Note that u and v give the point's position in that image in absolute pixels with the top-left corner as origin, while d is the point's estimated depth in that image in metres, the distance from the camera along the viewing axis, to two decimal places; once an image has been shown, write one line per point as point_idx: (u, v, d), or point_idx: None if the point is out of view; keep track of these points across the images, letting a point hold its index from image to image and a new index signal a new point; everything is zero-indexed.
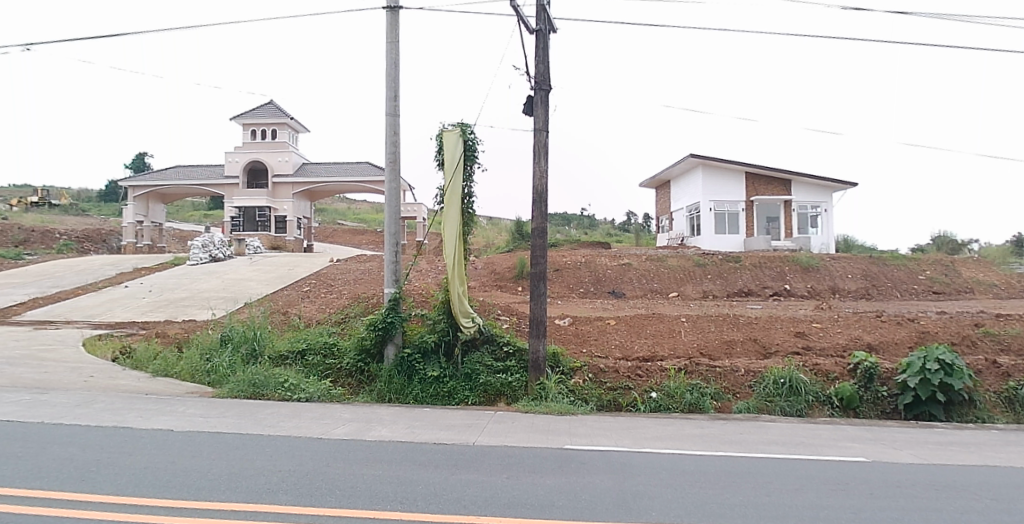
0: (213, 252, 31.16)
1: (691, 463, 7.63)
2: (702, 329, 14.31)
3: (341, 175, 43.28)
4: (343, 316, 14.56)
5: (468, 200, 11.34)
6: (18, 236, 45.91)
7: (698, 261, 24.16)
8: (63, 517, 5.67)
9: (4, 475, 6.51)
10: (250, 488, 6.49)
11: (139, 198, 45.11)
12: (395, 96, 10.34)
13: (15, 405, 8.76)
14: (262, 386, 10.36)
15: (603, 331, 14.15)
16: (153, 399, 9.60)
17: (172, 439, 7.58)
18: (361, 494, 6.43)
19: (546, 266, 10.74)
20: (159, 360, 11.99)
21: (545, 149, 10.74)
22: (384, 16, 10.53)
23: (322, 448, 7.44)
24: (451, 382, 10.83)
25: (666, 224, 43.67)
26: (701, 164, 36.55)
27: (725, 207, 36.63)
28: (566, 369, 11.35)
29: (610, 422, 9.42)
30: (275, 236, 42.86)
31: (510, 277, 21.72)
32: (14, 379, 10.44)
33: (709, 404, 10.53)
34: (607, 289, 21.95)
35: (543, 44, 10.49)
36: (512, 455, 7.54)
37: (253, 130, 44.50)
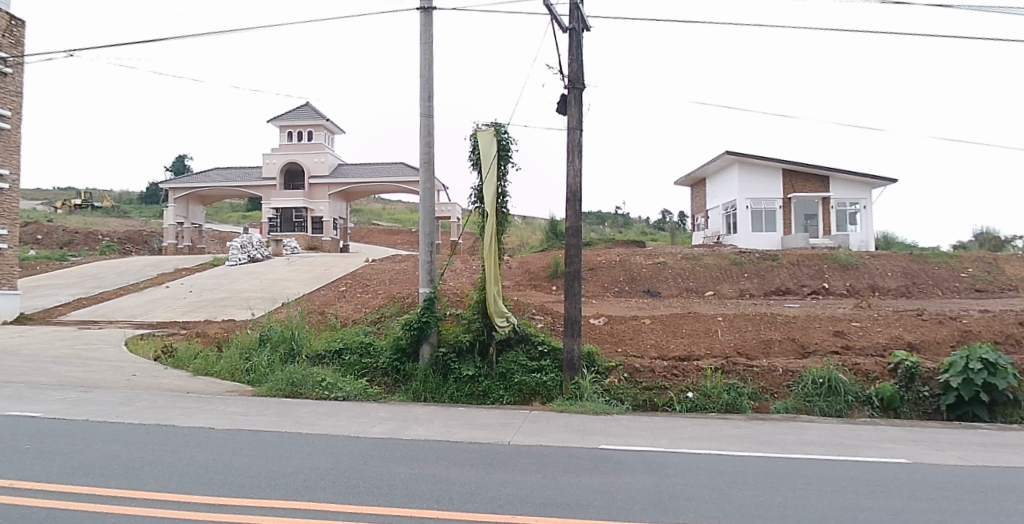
0: (252, 253, 31.72)
1: (728, 463, 7.55)
2: (740, 328, 14.17)
3: (374, 176, 43.53)
4: (379, 315, 14.66)
5: (502, 199, 11.33)
6: (61, 238, 47.31)
7: (735, 260, 23.90)
8: (109, 512, 5.81)
9: (53, 472, 6.69)
10: (288, 485, 6.58)
11: (180, 200, 45.84)
12: (428, 96, 10.33)
13: (62, 402, 8.99)
14: (300, 384, 10.48)
15: (639, 330, 14.06)
16: (194, 397, 9.75)
17: (213, 436, 7.71)
18: (398, 493, 6.47)
19: (582, 265, 10.69)
20: (200, 359, 12.18)
21: (579, 148, 10.70)
22: (418, 17, 10.57)
23: (358, 447, 7.50)
24: (486, 382, 10.86)
25: (701, 222, 43.27)
26: (738, 162, 36.36)
27: (762, 205, 36.26)
28: (602, 368, 11.25)
29: (646, 421, 9.34)
30: (313, 237, 43.33)
31: (545, 277, 21.70)
32: (62, 378, 10.69)
33: (747, 404, 10.39)
34: (642, 288, 21.81)
35: (576, 43, 10.44)
36: (547, 455, 7.52)
37: (289, 132, 45.04)
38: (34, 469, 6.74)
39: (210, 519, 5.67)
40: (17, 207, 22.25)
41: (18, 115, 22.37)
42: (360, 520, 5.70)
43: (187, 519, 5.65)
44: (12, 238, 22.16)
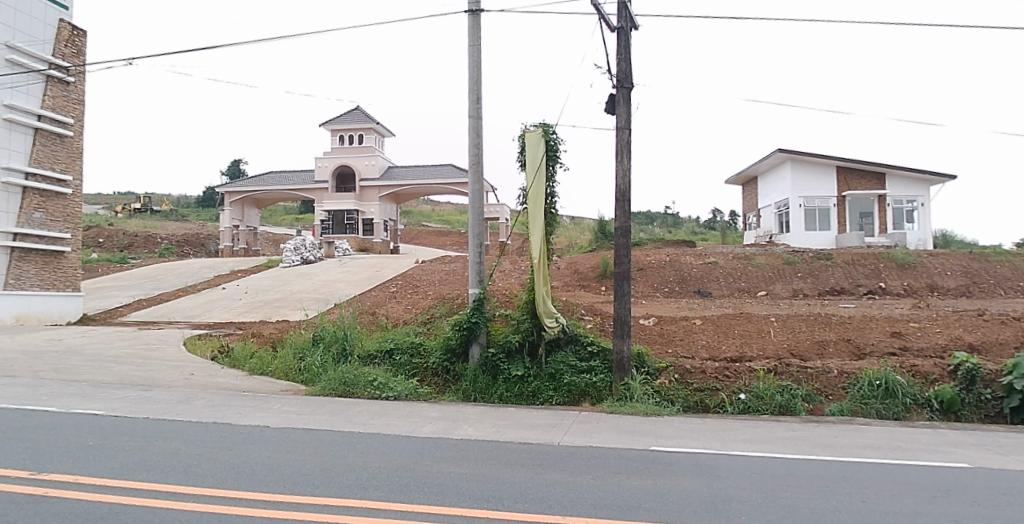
0: (306, 255, 32.33)
1: (781, 466, 7.43)
2: (793, 329, 13.92)
3: (423, 178, 44.00)
4: (428, 316, 14.80)
5: (551, 199, 11.32)
6: (122, 241, 49.14)
7: (788, 259, 23.51)
8: (170, 508, 5.98)
9: (115, 469, 6.90)
10: (342, 483, 6.68)
11: (236, 204, 46.86)
12: (476, 98, 10.38)
13: (124, 401, 9.27)
14: (352, 383, 10.64)
15: (690, 330, 13.93)
16: (249, 396, 9.96)
17: (268, 435, 7.86)
18: (450, 492, 6.52)
19: (631, 265, 10.61)
20: (256, 359, 12.46)
21: (627, 148, 10.63)
22: (467, 20, 10.62)
23: (410, 446, 7.57)
24: (536, 382, 10.86)
25: (753, 221, 42.64)
26: (790, 159, 35.74)
27: (815, 203, 35.64)
28: (652, 369, 11.15)
29: (697, 423, 9.24)
30: (363, 238, 43.97)
31: (594, 277, 21.65)
32: (124, 377, 11.02)
33: (801, 406, 10.18)
34: (693, 289, 21.60)
35: (624, 42, 10.38)
36: (597, 456, 7.50)
37: (341, 136, 45.90)
38: (99, 465, 6.98)
39: (266, 516, 5.78)
40: (80, 211, 23.11)
41: (80, 122, 23.20)
42: (412, 519, 5.75)
43: (245, 516, 5.77)
44: (76, 241, 23.03)
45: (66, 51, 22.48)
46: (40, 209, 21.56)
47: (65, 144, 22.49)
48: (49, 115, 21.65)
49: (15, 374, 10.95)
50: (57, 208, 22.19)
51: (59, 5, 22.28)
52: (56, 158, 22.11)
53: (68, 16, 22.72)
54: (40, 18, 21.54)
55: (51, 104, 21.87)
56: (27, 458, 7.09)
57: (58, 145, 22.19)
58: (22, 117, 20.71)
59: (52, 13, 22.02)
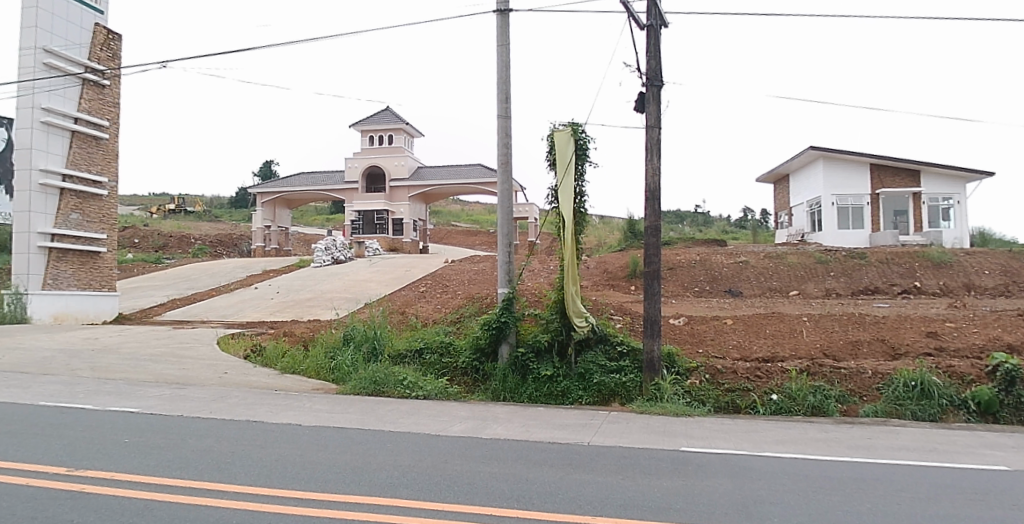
0: (336, 255, 32.58)
1: (814, 468, 7.33)
2: (826, 329, 13.74)
3: (451, 178, 44.16)
4: (457, 315, 14.84)
5: (580, 198, 11.27)
6: (156, 241, 50.11)
7: (820, 258, 23.22)
8: (205, 504, 6.06)
9: (151, 465, 7.03)
10: (373, 481, 6.73)
11: (268, 204, 47.37)
12: (505, 98, 10.37)
13: (158, 399, 9.42)
14: (382, 383, 10.72)
15: (721, 330, 13.81)
16: (280, 395, 10.08)
17: (299, 433, 7.93)
18: (480, 492, 6.53)
19: (661, 264, 10.53)
20: (288, 358, 12.62)
21: (657, 147, 10.55)
22: (495, 19, 10.62)
23: (440, 445, 7.61)
24: (565, 382, 10.83)
25: (784, 220, 42.18)
26: (823, 157, 35.32)
27: (848, 201, 35.22)
28: (683, 370, 11.07)
29: (728, 423, 9.16)
30: (393, 238, 44.16)
31: (623, 277, 21.59)
32: (159, 375, 11.21)
33: (834, 407, 10.04)
34: (724, 288, 21.43)
35: (654, 39, 10.33)
36: (627, 456, 7.47)
37: (370, 137, 46.31)
38: (135, 462, 7.10)
39: (298, 514, 5.84)
40: (115, 212, 23.52)
41: (116, 125, 23.66)
42: (442, 518, 5.76)
43: (278, 513, 5.83)
44: (112, 242, 23.48)
45: (101, 55, 22.88)
46: (77, 211, 21.96)
47: (101, 146, 22.93)
48: (84, 118, 22.08)
49: (54, 372, 11.19)
50: (93, 209, 22.60)
51: (94, 10, 22.69)
52: (92, 160, 22.55)
53: (103, 20, 23.13)
54: (77, 23, 21.99)
55: (87, 108, 22.30)
56: (65, 454, 7.24)
57: (94, 147, 22.62)
58: (58, 120, 21.12)
59: (87, 17, 22.42)
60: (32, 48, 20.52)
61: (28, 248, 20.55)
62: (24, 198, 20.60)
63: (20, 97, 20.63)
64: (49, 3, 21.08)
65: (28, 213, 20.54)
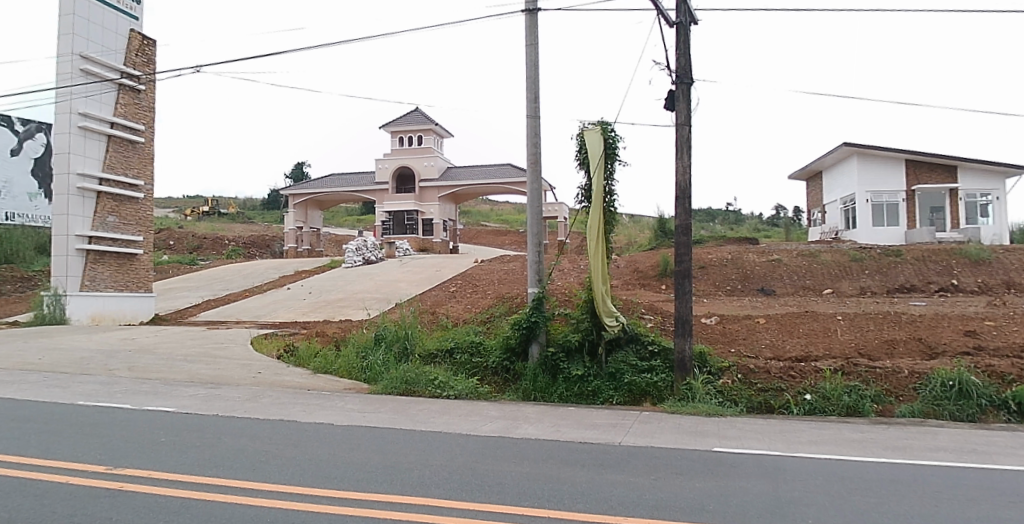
0: (367, 256, 32.81)
1: (848, 469, 7.23)
2: (860, 328, 13.53)
3: (480, 178, 44.26)
4: (487, 315, 14.86)
5: (609, 198, 11.25)
6: (191, 243, 50.98)
7: (855, 256, 22.92)
8: (240, 502, 6.14)
9: (188, 463, 7.14)
10: (406, 481, 6.77)
11: (300, 206, 47.91)
12: (534, 98, 10.38)
13: (194, 398, 9.57)
14: (413, 382, 10.79)
15: (753, 330, 13.65)
16: (313, 394, 10.18)
17: (331, 432, 7.99)
18: (511, 491, 6.54)
19: (692, 263, 10.45)
20: (320, 357, 12.74)
21: (687, 145, 10.50)
22: (524, 19, 10.63)
23: (470, 445, 7.63)
24: (596, 382, 10.81)
25: (818, 217, 41.62)
26: (857, 153, 34.87)
27: (883, 198, 34.77)
28: (714, 369, 11.01)
29: (762, 423, 9.06)
30: (423, 238, 44.40)
31: (654, 275, 21.52)
32: (194, 375, 11.39)
33: (869, 407, 9.89)
34: (756, 287, 21.27)
35: (683, 37, 10.29)
36: (658, 456, 7.43)
37: (400, 137, 46.59)
38: (171, 460, 7.21)
39: (332, 512, 5.90)
40: (151, 215, 24.05)
41: (150, 129, 24.09)
42: (474, 518, 5.77)
43: (311, 512, 5.89)
44: (147, 243, 23.92)
45: (136, 60, 23.28)
46: (113, 214, 22.37)
47: (136, 150, 23.37)
48: (119, 123, 22.51)
49: (93, 371, 11.45)
50: (129, 212, 23.05)
51: (129, 16, 23.10)
52: (127, 164, 22.98)
53: (138, 26, 23.54)
54: (113, 29, 22.38)
55: (122, 112, 22.74)
56: (104, 453, 7.38)
57: (129, 151, 23.05)
58: (94, 125, 21.54)
59: (123, 23, 22.81)
60: (70, 55, 20.90)
61: (66, 250, 20.98)
62: (61, 201, 21.00)
63: (59, 102, 20.95)
64: (86, 10, 21.48)
65: (66, 216, 20.93)
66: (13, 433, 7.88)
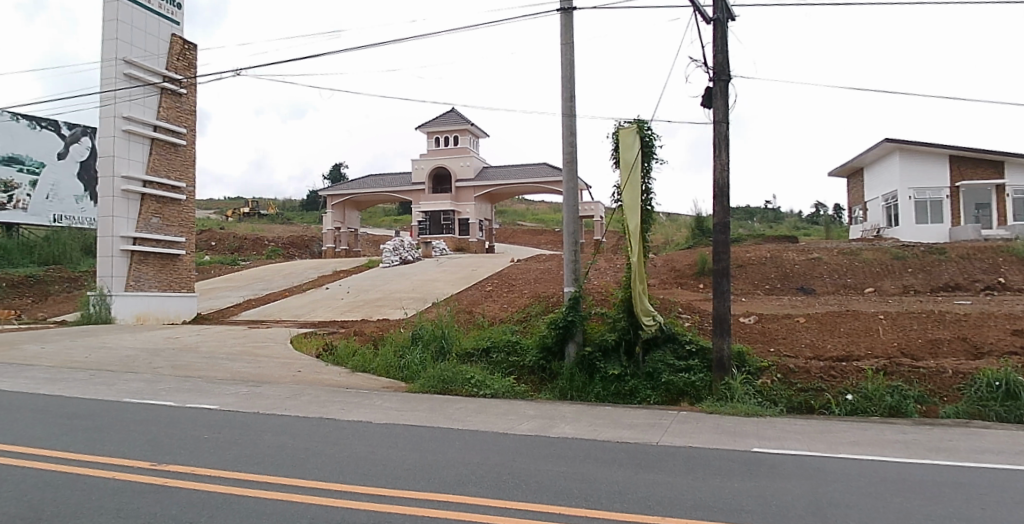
0: (404, 256, 33.04)
1: (891, 470, 7.13)
2: (903, 327, 13.31)
3: (515, 178, 44.36)
4: (524, 315, 14.89)
5: (646, 196, 11.22)
6: (232, 244, 51.88)
7: (897, 254, 22.56)
8: (279, 499, 6.23)
9: (230, 460, 7.27)
10: (443, 479, 6.82)
11: (337, 206, 48.48)
12: (570, 97, 10.38)
13: (236, 396, 9.74)
14: (450, 381, 10.88)
15: (793, 329, 13.50)
16: (352, 393, 10.31)
17: (370, 430, 8.09)
18: (549, 490, 6.54)
19: (729, 262, 10.39)
20: (358, 356, 12.91)
21: (725, 142, 10.47)
22: (559, 19, 10.62)
23: (506, 444, 7.65)
24: (633, 381, 10.77)
25: (859, 214, 40.96)
26: (899, 149, 34.37)
27: (926, 195, 34.12)
28: (753, 368, 10.92)
29: (803, 424, 8.95)
30: (459, 238, 44.68)
31: (691, 274, 21.45)
32: (235, 373, 11.61)
33: (912, 408, 9.73)
34: (795, 285, 21.01)
35: (720, 33, 10.28)
36: (696, 456, 7.39)
37: (437, 137, 46.88)
38: (214, 458, 7.34)
39: (370, 509, 5.97)
40: (193, 216, 24.49)
41: (192, 131, 24.55)
42: (512, 516, 5.80)
43: (350, 509, 5.96)
44: (189, 244, 24.38)
45: (178, 64, 23.76)
46: (157, 215, 22.82)
47: (178, 152, 23.86)
48: (163, 126, 22.97)
49: (138, 370, 11.70)
50: (172, 213, 23.49)
51: (170, 21, 23.54)
52: (170, 166, 23.43)
53: (180, 30, 23.99)
54: (155, 34, 22.85)
55: (165, 115, 23.22)
56: (148, 449, 7.55)
57: (172, 153, 23.51)
58: (139, 128, 22.02)
59: (164, 27, 23.27)
60: (114, 60, 21.41)
61: (112, 251, 21.44)
62: (107, 203, 21.42)
63: (104, 106, 21.48)
64: (129, 15, 21.93)
65: (112, 217, 21.37)
66: (63, 429, 8.09)
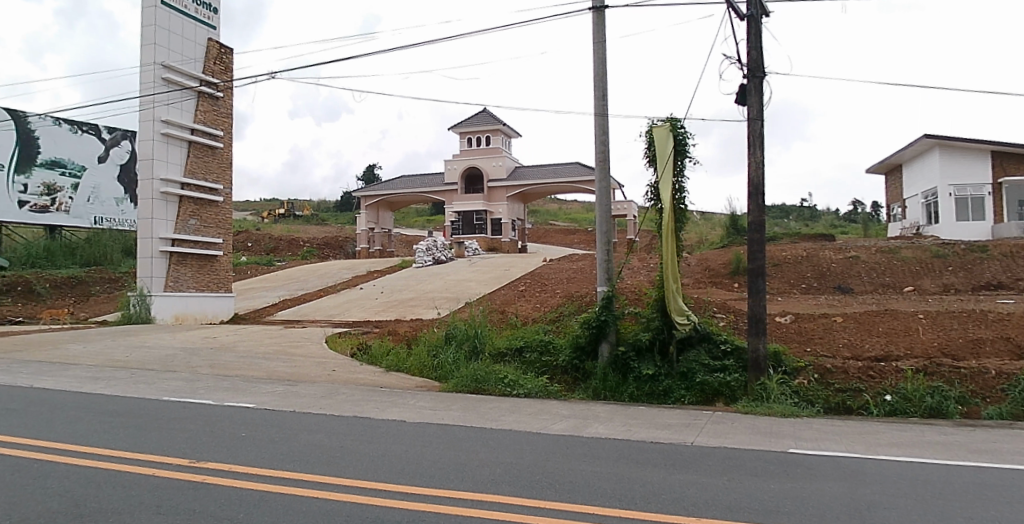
0: (437, 256, 33.23)
1: (931, 472, 7.01)
2: (943, 326, 13.09)
3: (548, 178, 44.35)
4: (556, 314, 14.91)
5: (680, 195, 11.17)
6: (268, 244, 52.58)
7: (937, 252, 22.15)
8: (314, 496, 6.32)
9: (267, 457, 7.39)
10: (477, 477, 6.86)
11: (371, 207, 48.88)
12: (603, 96, 10.35)
13: (272, 395, 9.89)
14: (483, 380, 10.93)
15: (829, 329, 13.34)
16: (386, 392, 10.42)
17: (404, 429, 8.17)
18: (583, 490, 6.53)
19: (765, 260, 10.31)
20: (392, 355, 13.03)
21: (760, 140, 10.40)
22: (591, 17, 10.60)
23: (540, 443, 7.67)
24: (667, 381, 10.72)
25: (897, 212, 40.27)
26: (938, 145, 33.81)
27: (967, 192, 33.47)
28: (790, 368, 10.81)
29: (842, 425, 8.83)
30: (492, 238, 44.83)
31: (726, 274, 21.30)
32: (270, 372, 11.78)
33: (954, 409, 9.56)
34: (832, 285, 20.75)
35: (754, 30, 10.21)
36: (731, 457, 7.34)
37: (469, 138, 47.09)
38: (251, 455, 7.47)
39: (405, 507, 6.02)
40: (229, 217, 24.86)
41: (228, 134, 24.96)
42: (545, 515, 5.81)
43: (384, 506, 6.02)
44: (227, 245, 24.74)
45: (215, 69, 24.18)
46: (194, 217, 23.21)
47: (216, 155, 24.27)
48: (201, 129, 23.37)
49: (177, 369, 11.93)
50: (209, 215, 23.87)
51: (207, 26, 23.94)
52: (207, 169, 23.80)
53: (216, 35, 24.36)
54: (192, 39, 23.26)
55: (202, 119, 23.62)
56: (186, 446, 7.71)
57: (209, 156, 23.92)
58: (177, 132, 22.42)
59: (201, 33, 23.66)
60: (152, 65, 21.78)
61: (151, 252, 21.83)
62: (147, 205, 21.85)
63: (143, 110, 21.95)
64: (167, 21, 22.31)
65: (150, 219, 21.76)
66: (104, 427, 8.28)
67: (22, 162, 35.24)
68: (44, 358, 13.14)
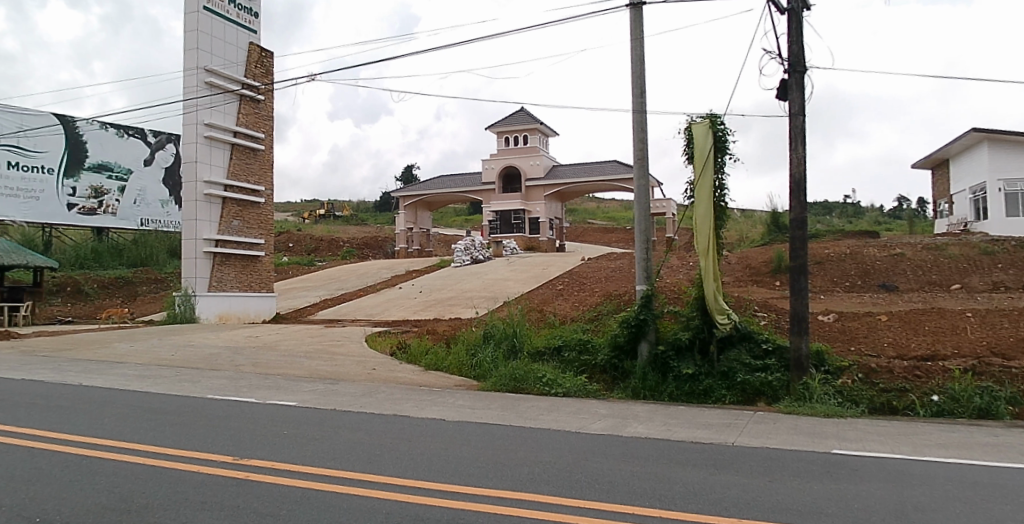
0: (474, 255, 33.34)
1: (981, 474, 6.85)
2: (993, 325, 12.79)
3: (586, 177, 44.27)
4: (595, 313, 14.90)
5: (719, 192, 11.10)
6: (309, 245, 53.13)
7: (986, 249, 21.64)
8: (353, 494, 6.39)
9: (309, 455, 7.50)
10: (515, 476, 6.88)
11: (409, 207, 49.23)
12: (640, 93, 10.31)
13: (313, 393, 10.03)
14: (522, 380, 10.97)
15: (874, 327, 13.14)
16: (425, 390, 10.52)
17: (443, 428, 8.22)
18: (622, 490, 6.50)
19: (807, 258, 10.20)
20: (431, 354, 13.16)
21: (802, 136, 10.29)
22: (628, 14, 10.57)
23: (578, 443, 7.66)
24: (707, 381, 10.63)
25: (945, 208, 39.26)
26: (987, 138, 33.05)
27: (1018, 186, 32.59)
28: (833, 368, 10.66)
29: (888, 425, 8.70)
30: (529, 237, 44.85)
31: (767, 272, 21.03)
32: (311, 370, 11.95)
33: (1004, 409, 9.34)
34: (877, 282, 20.37)
35: (794, 24, 10.13)
36: (774, 457, 7.26)
37: (506, 137, 47.19)
38: (292, 453, 7.58)
39: (444, 505, 6.06)
40: (270, 218, 25.24)
41: (269, 137, 25.32)
42: (583, 515, 5.80)
43: (423, 504, 6.07)
44: (268, 246, 25.12)
45: (256, 72, 24.56)
46: (237, 218, 23.64)
47: (257, 157, 24.65)
48: (241, 132, 23.76)
49: (222, 367, 12.17)
50: (252, 216, 24.29)
51: (247, 30, 24.34)
52: (249, 171, 24.18)
53: (256, 39, 24.75)
54: (232, 43, 23.61)
55: (243, 122, 24.00)
56: (230, 443, 7.86)
57: (250, 158, 24.26)
58: (219, 134, 22.82)
59: (242, 37, 24.05)
60: (196, 69, 22.22)
61: (196, 252, 22.29)
62: (190, 207, 22.33)
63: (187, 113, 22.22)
64: (208, 26, 22.65)
65: (195, 220, 22.22)
66: (152, 424, 8.48)
67: (70, 166, 36.30)
68: (96, 356, 13.53)
